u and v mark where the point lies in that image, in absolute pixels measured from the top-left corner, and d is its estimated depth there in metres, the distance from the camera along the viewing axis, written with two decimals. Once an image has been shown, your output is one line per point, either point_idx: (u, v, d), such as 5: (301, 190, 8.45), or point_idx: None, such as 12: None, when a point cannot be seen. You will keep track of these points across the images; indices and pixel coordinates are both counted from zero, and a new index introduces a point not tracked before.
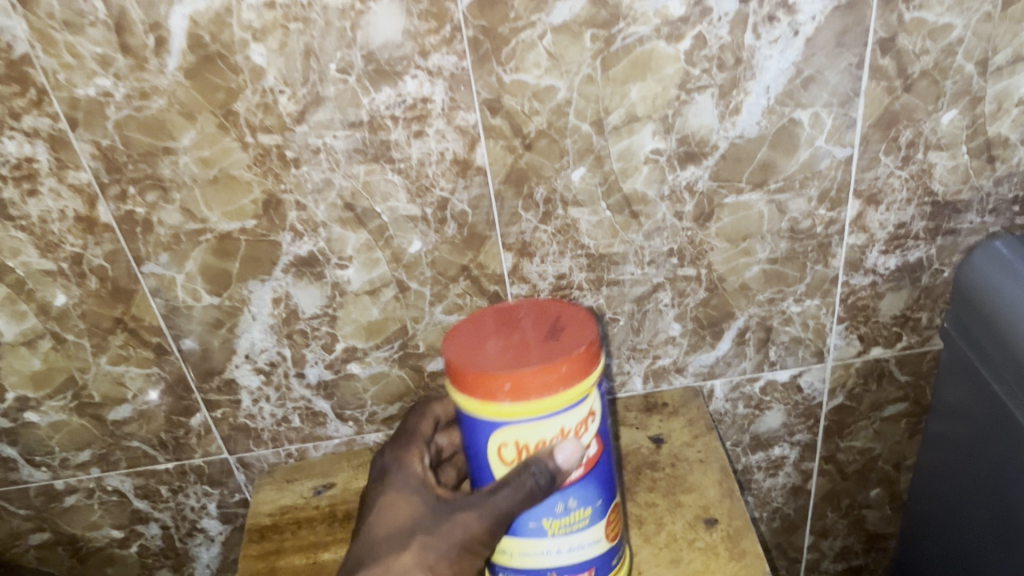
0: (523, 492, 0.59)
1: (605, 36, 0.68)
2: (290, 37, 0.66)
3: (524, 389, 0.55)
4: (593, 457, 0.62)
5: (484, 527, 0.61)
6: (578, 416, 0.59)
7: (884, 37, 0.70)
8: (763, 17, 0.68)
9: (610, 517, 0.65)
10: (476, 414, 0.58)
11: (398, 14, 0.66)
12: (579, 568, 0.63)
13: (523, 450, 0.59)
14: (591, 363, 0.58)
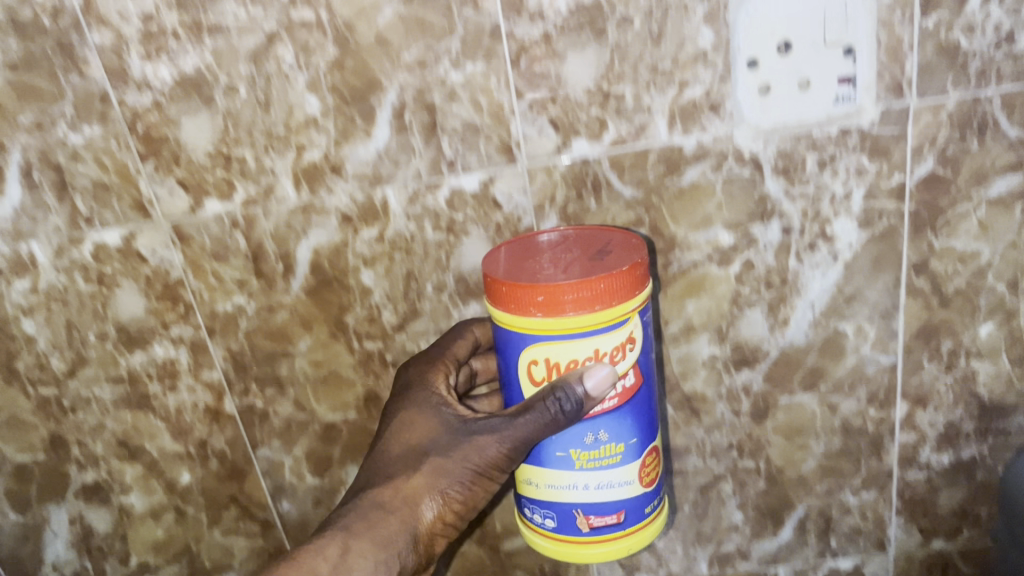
0: (547, 417, 0.64)
1: (663, 260, 0.79)
2: (394, 263, 0.78)
3: (557, 304, 0.61)
4: (628, 389, 0.66)
5: (504, 448, 0.67)
6: (614, 341, 0.63)
7: (917, 261, 0.78)
8: (804, 245, 0.78)
9: (643, 445, 0.69)
10: (512, 332, 0.64)
11: (486, 244, 0.78)
12: (607, 507, 0.68)
13: (553, 368, 0.64)
14: (636, 287, 0.63)
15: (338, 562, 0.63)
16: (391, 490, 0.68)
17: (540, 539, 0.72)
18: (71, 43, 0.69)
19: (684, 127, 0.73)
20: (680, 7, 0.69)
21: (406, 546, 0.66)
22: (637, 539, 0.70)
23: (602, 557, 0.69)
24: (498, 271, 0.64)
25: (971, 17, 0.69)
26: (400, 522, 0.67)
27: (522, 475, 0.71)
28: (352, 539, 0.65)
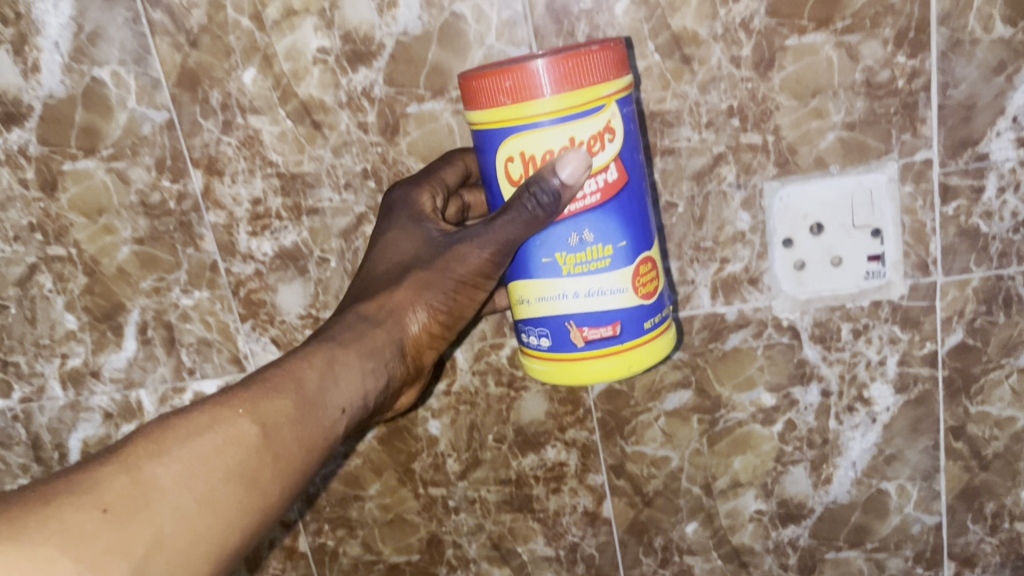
0: (528, 215, 0.61)
1: (709, 418, 0.85)
2: (459, 414, 0.87)
3: (525, 90, 0.58)
4: (611, 184, 0.62)
5: (486, 252, 0.65)
6: (591, 129, 0.60)
7: (954, 424, 0.82)
8: (843, 407, 0.83)
9: (634, 252, 0.64)
10: (485, 125, 0.61)
11: (543, 399, 0.85)
12: (599, 317, 0.64)
13: (529, 163, 0.61)
14: (611, 64, 0.60)
15: (322, 370, 0.64)
16: (377, 303, 0.69)
17: (539, 364, 0.69)
18: (190, 222, 0.80)
19: (726, 297, 0.80)
20: (720, 193, 0.77)
21: (394, 353, 0.69)
22: (638, 357, 0.66)
23: (598, 377, 0.65)
24: (470, 103, 0.61)
25: (989, 204, 0.75)
26: (385, 337, 0.68)
27: (514, 295, 0.68)
28: (338, 349, 0.66)
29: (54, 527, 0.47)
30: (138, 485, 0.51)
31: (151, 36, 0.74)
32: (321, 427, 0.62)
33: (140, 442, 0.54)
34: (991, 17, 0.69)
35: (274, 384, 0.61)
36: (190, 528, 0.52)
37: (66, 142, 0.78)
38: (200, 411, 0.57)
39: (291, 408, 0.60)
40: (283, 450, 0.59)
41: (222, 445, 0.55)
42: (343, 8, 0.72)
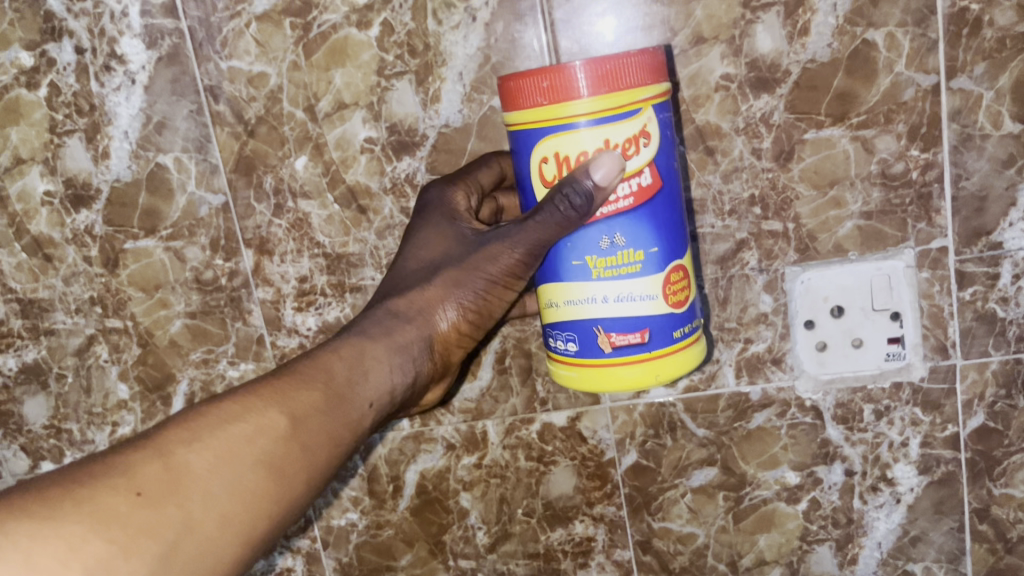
0: (558, 219, 0.63)
1: (735, 495, 0.86)
2: (490, 487, 0.89)
3: (560, 90, 0.60)
4: (645, 190, 0.63)
5: (517, 252, 0.67)
6: (626, 133, 0.61)
7: (978, 506, 0.83)
8: (867, 486, 0.84)
9: (668, 259, 0.65)
10: (521, 126, 0.63)
11: (571, 474, 0.88)
12: (628, 324, 0.65)
13: (563, 164, 0.62)
14: (648, 71, 0.61)
15: (351, 364, 0.66)
16: (407, 300, 0.71)
17: (565, 370, 0.69)
18: (240, 297, 0.85)
19: (750, 377, 0.83)
20: (743, 276, 0.80)
21: (423, 349, 0.71)
22: (664, 368, 0.66)
23: (623, 384, 0.66)
24: (507, 102, 0.63)
25: (1005, 290, 0.78)
26: (415, 333, 0.70)
27: (545, 300, 0.69)
28: (367, 344, 0.68)
29: (88, 508, 0.48)
30: (171, 471, 0.52)
31: (213, 126, 0.80)
32: (348, 419, 0.63)
33: (173, 432, 0.54)
34: (999, 113, 0.73)
35: (303, 377, 0.63)
36: (222, 509, 0.53)
37: (129, 223, 0.84)
38: (231, 403, 0.58)
39: (319, 399, 0.62)
40: (311, 440, 0.60)
41: (252, 435, 0.56)
42: (390, 102, 0.78)
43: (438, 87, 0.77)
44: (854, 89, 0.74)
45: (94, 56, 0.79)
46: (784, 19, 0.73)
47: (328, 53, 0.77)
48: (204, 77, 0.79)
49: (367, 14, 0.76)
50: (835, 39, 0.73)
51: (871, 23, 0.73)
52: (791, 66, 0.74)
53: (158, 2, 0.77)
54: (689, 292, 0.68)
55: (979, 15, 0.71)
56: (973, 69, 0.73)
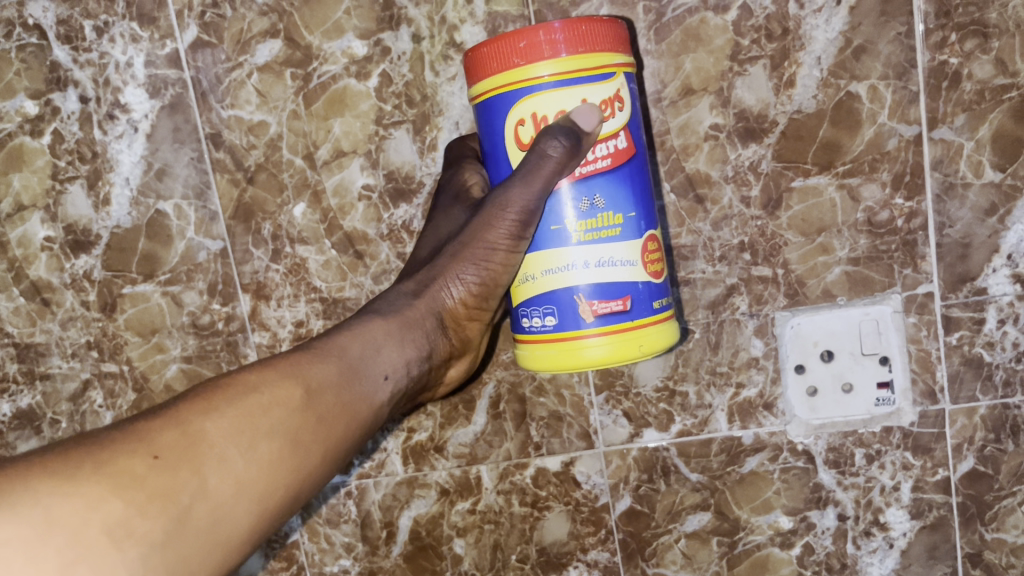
0: (545, 162, 0.63)
1: (729, 541, 0.86)
2: (484, 533, 0.89)
3: (540, 48, 0.62)
4: (621, 152, 0.66)
5: (510, 209, 0.66)
6: (602, 94, 0.64)
7: (971, 551, 0.83)
8: (860, 531, 0.84)
9: (644, 227, 0.67)
10: (496, 89, 0.64)
11: (565, 520, 0.87)
12: (610, 291, 0.66)
13: (541, 125, 0.64)
14: (614, 38, 0.65)
15: (365, 340, 0.66)
16: (416, 280, 0.73)
17: (540, 349, 0.69)
18: (236, 342, 0.86)
19: (743, 422, 0.84)
20: (734, 321, 0.82)
21: (433, 326, 0.71)
22: (645, 338, 0.67)
23: (605, 353, 0.66)
24: (481, 66, 0.65)
25: (990, 335, 0.79)
26: (423, 308, 0.71)
27: (518, 274, 0.69)
28: (379, 321, 0.69)
29: (108, 469, 0.48)
30: (189, 436, 0.52)
31: (213, 173, 0.82)
32: (363, 395, 0.64)
33: (191, 401, 0.55)
34: (980, 163, 0.76)
35: (319, 352, 0.63)
36: (235, 479, 0.53)
37: (128, 267, 0.85)
38: (246, 373, 0.59)
39: (335, 375, 0.62)
40: (325, 412, 0.60)
41: (268, 405, 0.57)
42: (388, 150, 0.80)
43: (434, 136, 0.79)
44: (839, 139, 0.77)
45: (98, 105, 0.81)
46: (770, 72, 0.76)
47: (327, 103, 0.80)
48: (205, 125, 0.81)
49: (366, 66, 0.78)
50: (819, 91, 0.76)
51: (854, 76, 0.75)
52: (778, 117, 0.77)
53: (162, 53, 0.80)
54: (664, 265, 0.70)
55: (958, 69, 0.74)
56: (953, 121, 0.75)
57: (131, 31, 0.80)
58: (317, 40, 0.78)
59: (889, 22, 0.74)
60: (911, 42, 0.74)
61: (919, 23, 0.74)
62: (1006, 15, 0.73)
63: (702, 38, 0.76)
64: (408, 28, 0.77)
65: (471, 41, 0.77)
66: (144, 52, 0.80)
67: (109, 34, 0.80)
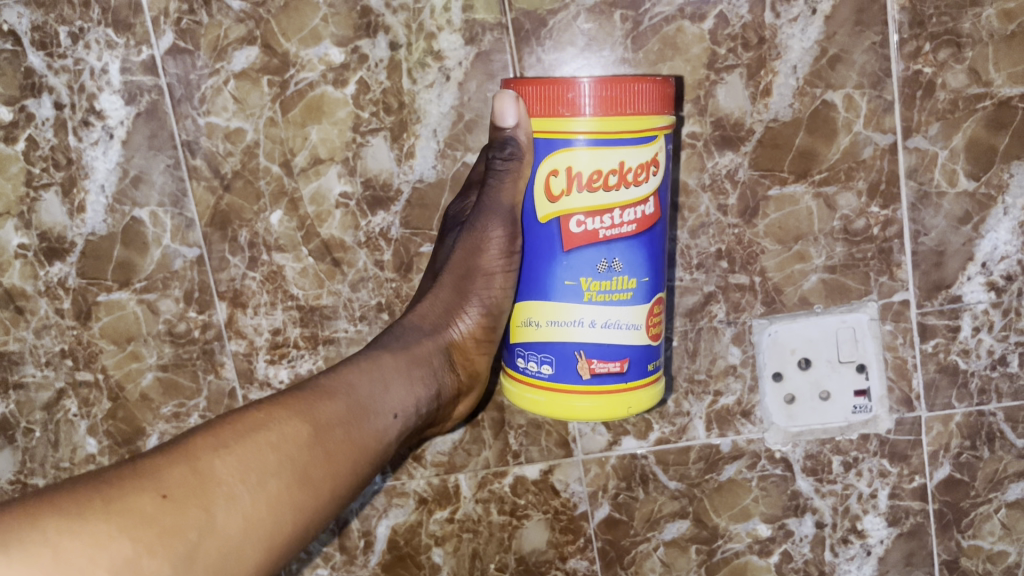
0: (506, 172, 0.67)
1: (707, 549, 0.86)
2: (462, 542, 0.88)
3: (592, 102, 0.60)
4: (647, 218, 0.65)
5: (496, 228, 0.69)
6: (640, 157, 0.63)
7: (947, 559, 0.84)
8: (838, 538, 0.84)
9: (654, 292, 0.67)
10: (538, 133, 0.63)
11: (544, 528, 0.87)
12: (610, 352, 0.66)
13: (573, 180, 0.63)
14: (664, 101, 0.63)
15: (373, 374, 0.66)
16: (421, 315, 0.74)
17: (529, 392, 0.69)
18: (213, 350, 0.85)
19: (720, 430, 0.84)
20: (711, 329, 0.82)
21: (440, 361, 0.73)
22: (635, 400, 0.68)
23: (597, 413, 0.67)
24: (529, 102, 0.63)
25: (966, 342, 0.80)
26: (431, 346, 0.72)
27: (521, 317, 0.69)
28: (387, 356, 0.69)
29: (115, 507, 0.49)
30: (198, 474, 0.52)
31: (189, 180, 0.81)
32: (372, 429, 0.64)
33: (200, 438, 0.55)
34: (954, 172, 0.76)
35: (327, 389, 0.63)
36: (244, 516, 0.53)
37: (103, 275, 0.84)
38: (254, 411, 0.59)
39: (343, 410, 0.62)
40: (335, 448, 0.60)
41: (276, 443, 0.57)
42: (365, 157, 0.80)
43: (412, 144, 0.79)
44: (815, 148, 0.77)
45: (73, 111, 0.81)
46: (747, 81, 0.76)
47: (305, 110, 0.79)
48: (181, 132, 0.80)
49: (343, 73, 0.78)
50: (795, 100, 0.76)
51: (829, 85, 0.76)
52: (755, 125, 0.77)
53: (138, 59, 0.79)
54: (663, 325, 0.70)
55: (932, 78, 0.75)
56: (927, 130, 0.76)
57: (106, 37, 0.79)
58: (294, 47, 0.78)
59: (864, 32, 0.74)
60: (886, 51, 0.74)
61: (893, 32, 0.74)
62: (979, 25, 0.74)
63: (679, 46, 0.76)
64: (386, 36, 0.77)
65: (449, 49, 0.77)
66: (119, 59, 0.79)
67: (84, 40, 0.79)
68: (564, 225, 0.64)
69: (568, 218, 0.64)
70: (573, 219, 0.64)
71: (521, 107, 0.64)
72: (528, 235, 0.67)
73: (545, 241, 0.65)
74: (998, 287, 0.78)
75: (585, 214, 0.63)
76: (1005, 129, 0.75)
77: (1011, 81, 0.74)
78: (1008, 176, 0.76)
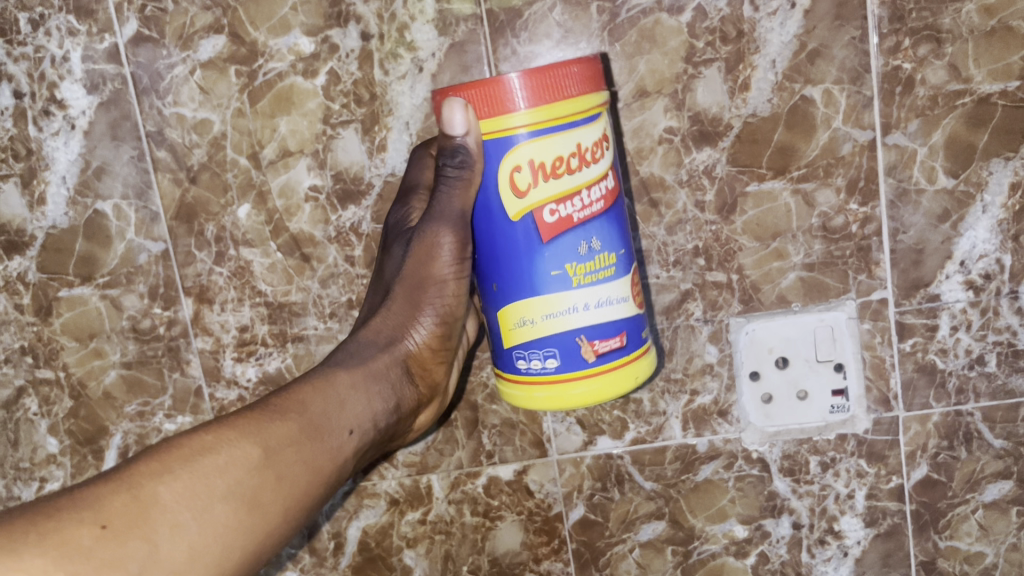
0: (456, 178, 0.63)
1: (683, 550, 0.85)
2: (434, 544, 0.86)
3: (539, 91, 0.59)
4: (610, 192, 0.64)
5: (448, 235, 0.66)
6: (592, 137, 0.62)
7: (925, 560, 0.83)
8: (814, 540, 0.83)
9: (631, 267, 0.67)
10: (491, 133, 0.61)
11: (518, 529, 0.85)
12: (610, 328, 0.65)
13: (539, 169, 0.61)
14: (600, 78, 0.63)
15: (327, 395, 0.63)
16: (375, 329, 0.70)
17: (538, 392, 0.66)
18: (178, 347, 0.83)
19: (697, 429, 0.82)
20: (688, 327, 0.80)
21: (397, 374, 0.70)
22: (638, 370, 0.67)
23: (608, 392, 0.65)
24: (474, 107, 0.61)
25: (943, 342, 0.79)
26: (388, 359, 0.69)
27: (512, 320, 0.65)
28: (341, 372, 0.66)
29: (52, 541, 0.45)
30: (140, 503, 0.49)
31: (154, 172, 0.79)
32: (327, 450, 0.61)
33: (143, 463, 0.51)
34: (934, 168, 0.76)
35: (278, 409, 0.60)
36: (189, 544, 0.50)
37: (64, 270, 0.82)
38: (203, 433, 0.55)
39: (294, 431, 0.59)
40: (286, 471, 0.57)
41: (224, 466, 0.54)
42: (335, 150, 0.78)
43: (384, 136, 0.77)
44: (794, 143, 0.76)
45: (33, 100, 0.78)
46: (725, 75, 0.75)
47: (273, 101, 0.77)
48: (146, 123, 0.78)
49: (313, 63, 0.76)
50: (774, 95, 0.75)
51: (809, 80, 0.74)
52: (733, 120, 0.76)
53: (100, 47, 0.77)
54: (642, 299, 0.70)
55: (912, 74, 0.74)
56: (907, 126, 0.75)
57: (67, 24, 0.76)
58: (262, 36, 0.76)
59: (843, 26, 0.73)
60: (865, 46, 0.73)
61: (873, 27, 0.73)
62: (960, 20, 0.73)
63: (656, 39, 0.74)
64: (357, 26, 0.75)
65: (421, 40, 0.75)
66: (81, 46, 0.77)
67: (45, 27, 0.77)
68: (537, 218, 0.62)
69: (538, 211, 0.62)
70: (545, 209, 0.62)
71: (469, 114, 0.61)
72: (495, 240, 0.64)
73: (518, 239, 0.63)
74: (977, 285, 0.77)
75: (556, 202, 0.62)
76: (985, 127, 0.74)
77: (991, 77, 0.73)
78: (987, 174, 0.75)
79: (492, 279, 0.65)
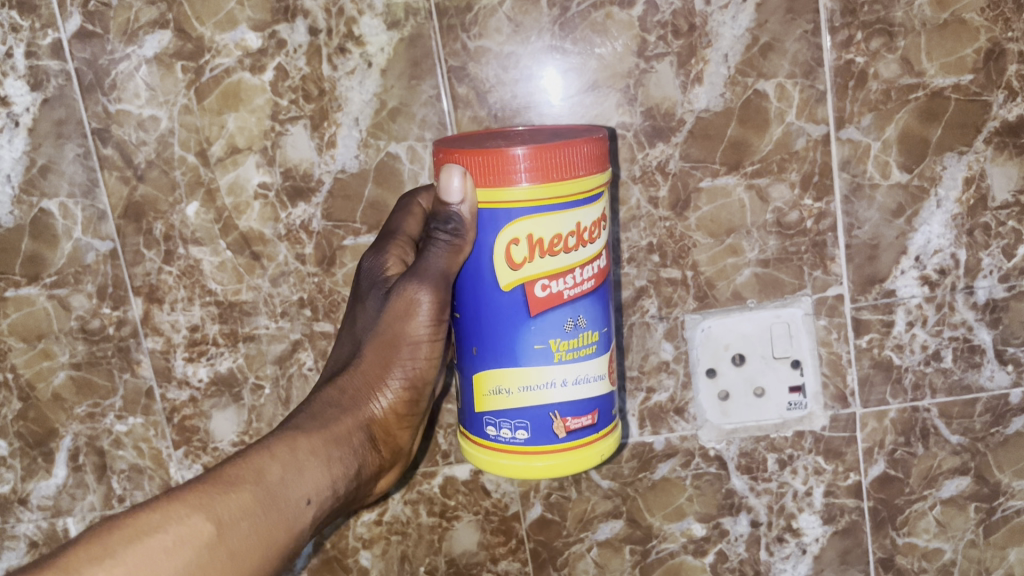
0: (443, 246, 0.60)
1: (642, 549, 0.84)
2: (391, 545, 0.85)
3: (547, 169, 0.57)
4: (601, 271, 0.63)
5: (426, 291, 0.62)
6: (592, 216, 0.60)
7: (883, 556, 0.83)
8: (773, 537, 0.83)
9: (611, 343, 0.66)
10: (492, 204, 0.58)
11: (474, 529, 0.85)
12: (584, 406, 0.63)
13: (536, 246, 0.59)
14: (605, 157, 0.61)
15: (285, 460, 0.58)
16: (340, 388, 0.65)
17: (502, 459, 0.64)
18: (129, 348, 0.82)
19: (654, 427, 0.82)
20: (643, 325, 0.80)
21: (360, 441, 0.64)
22: (607, 447, 0.66)
23: (575, 467, 0.63)
24: (474, 175, 0.58)
25: (899, 337, 0.79)
26: (350, 423, 0.63)
27: (484, 386, 0.63)
28: (301, 437, 0.60)
29: None
30: None
31: (100, 170, 0.78)
32: (284, 518, 0.56)
33: (84, 546, 0.48)
34: (887, 163, 0.75)
35: (232, 476, 0.55)
36: None
37: (10, 270, 0.80)
38: (150, 508, 0.51)
39: (249, 502, 0.55)
40: (240, 545, 0.53)
41: (172, 546, 0.50)
42: (285, 147, 0.77)
43: (333, 132, 0.77)
44: (746, 138, 0.75)
45: None
46: (677, 69, 0.74)
47: (220, 97, 0.76)
48: (91, 119, 0.77)
49: (260, 59, 0.75)
50: (726, 89, 0.74)
51: (761, 74, 0.74)
52: (685, 115, 0.75)
53: (44, 43, 0.75)
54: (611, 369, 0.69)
55: (865, 68, 0.73)
56: (860, 120, 0.74)
57: (10, 20, 0.75)
58: (208, 31, 0.75)
59: (795, 20, 0.72)
60: (818, 40, 0.73)
61: (825, 21, 0.72)
62: (912, 13, 0.72)
63: (608, 34, 0.73)
64: (304, 21, 0.74)
65: (370, 35, 0.74)
66: (24, 42, 0.75)
67: None
68: (528, 291, 0.60)
69: (531, 284, 0.60)
70: (537, 283, 0.60)
71: (467, 184, 0.59)
72: (479, 305, 0.61)
73: (505, 310, 0.61)
74: (931, 281, 0.77)
75: (549, 277, 0.60)
76: (938, 121, 0.74)
77: (943, 71, 0.73)
78: (940, 168, 0.75)
79: (472, 342, 0.63)
